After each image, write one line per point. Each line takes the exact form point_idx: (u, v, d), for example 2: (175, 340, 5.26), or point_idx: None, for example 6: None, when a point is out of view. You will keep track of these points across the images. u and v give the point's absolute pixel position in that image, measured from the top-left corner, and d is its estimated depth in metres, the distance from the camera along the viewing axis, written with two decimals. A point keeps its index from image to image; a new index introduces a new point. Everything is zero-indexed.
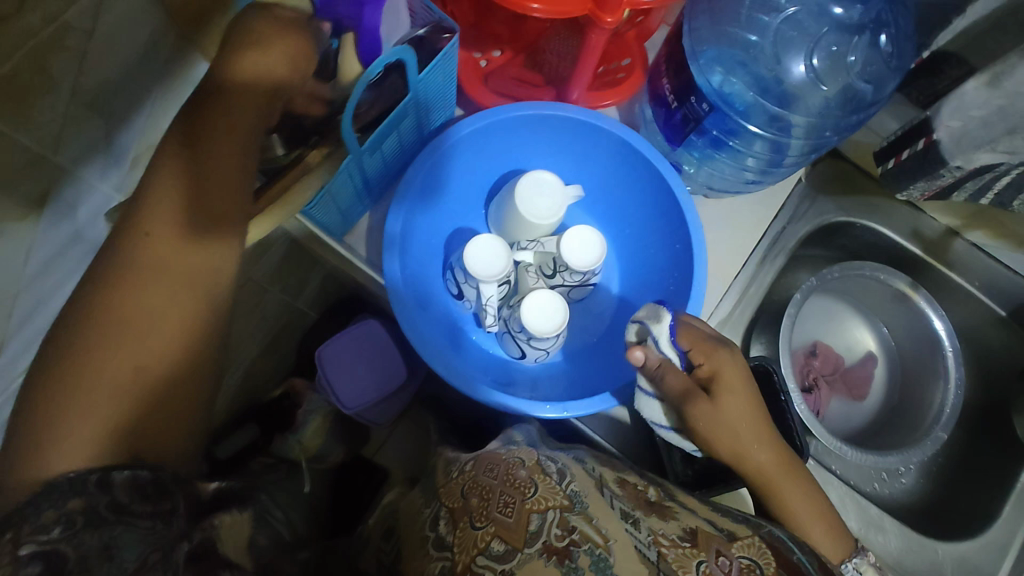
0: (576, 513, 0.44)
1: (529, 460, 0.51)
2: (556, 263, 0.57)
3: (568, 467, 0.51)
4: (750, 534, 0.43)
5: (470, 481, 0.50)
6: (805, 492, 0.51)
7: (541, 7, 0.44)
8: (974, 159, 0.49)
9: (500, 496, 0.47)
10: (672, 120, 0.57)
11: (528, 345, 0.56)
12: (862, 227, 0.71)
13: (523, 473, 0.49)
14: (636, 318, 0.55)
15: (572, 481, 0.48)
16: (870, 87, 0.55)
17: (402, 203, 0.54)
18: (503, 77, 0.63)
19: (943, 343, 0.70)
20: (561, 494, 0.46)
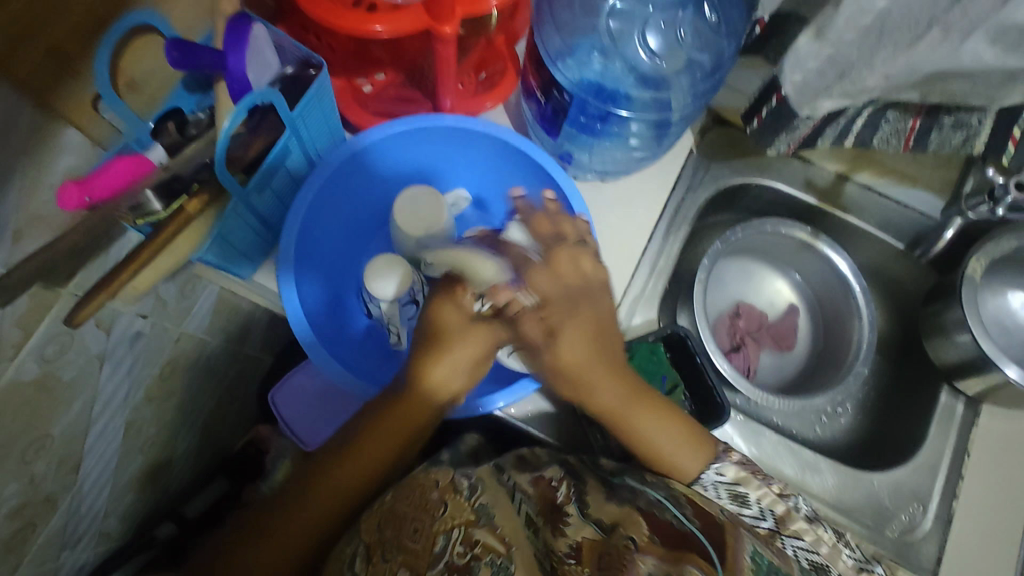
0: (480, 526, 0.47)
1: (441, 481, 0.51)
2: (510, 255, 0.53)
3: (483, 479, 0.53)
4: (630, 513, 0.50)
5: (384, 511, 0.49)
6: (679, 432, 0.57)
7: (384, 28, 0.47)
8: (818, 106, 0.52)
9: (410, 523, 0.48)
10: (545, 114, 0.59)
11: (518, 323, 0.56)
12: (757, 186, 0.74)
13: (435, 495, 0.50)
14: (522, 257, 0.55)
15: (481, 493, 0.51)
16: (706, 55, 0.58)
17: (292, 236, 0.55)
18: (384, 100, 0.65)
19: (850, 283, 0.73)
20: (467, 509, 0.49)
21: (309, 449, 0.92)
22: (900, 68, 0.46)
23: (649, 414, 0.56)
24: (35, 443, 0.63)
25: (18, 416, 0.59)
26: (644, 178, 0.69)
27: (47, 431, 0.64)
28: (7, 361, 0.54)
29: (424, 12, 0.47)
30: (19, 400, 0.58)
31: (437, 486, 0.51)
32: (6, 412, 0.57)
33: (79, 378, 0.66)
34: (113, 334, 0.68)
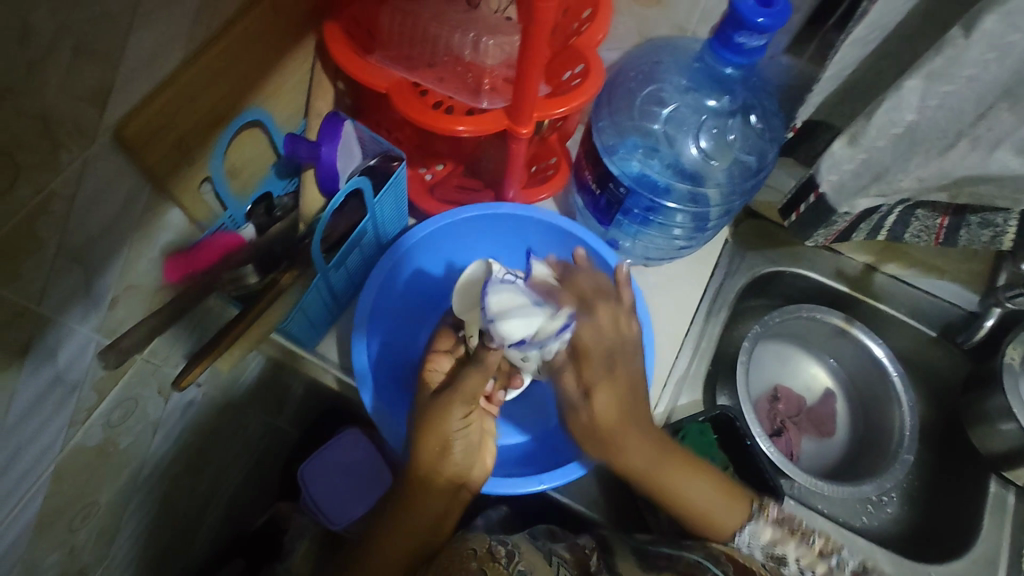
0: None
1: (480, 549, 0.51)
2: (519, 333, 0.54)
3: (514, 544, 0.53)
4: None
5: None
6: (690, 483, 0.57)
7: (467, 129, 0.53)
8: (856, 204, 0.57)
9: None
10: (599, 205, 0.64)
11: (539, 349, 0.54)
12: (790, 273, 0.78)
13: (473, 564, 0.49)
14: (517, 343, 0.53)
15: (519, 560, 0.52)
16: (752, 157, 0.63)
17: (364, 311, 0.58)
18: (447, 187, 0.72)
19: (887, 369, 0.75)
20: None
21: (337, 528, 0.89)
22: (932, 172, 0.52)
23: (677, 466, 0.57)
24: (82, 510, 0.63)
25: (76, 481, 0.60)
26: (686, 266, 0.73)
27: (95, 498, 0.64)
28: (78, 424, 0.56)
29: (504, 116, 0.53)
30: (80, 465, 0.59)
31: (476, 555, 0.50)
32: (65, 478, 0.58)
33: (134, 444, 0.67)
34: (170, 402, 0.69)
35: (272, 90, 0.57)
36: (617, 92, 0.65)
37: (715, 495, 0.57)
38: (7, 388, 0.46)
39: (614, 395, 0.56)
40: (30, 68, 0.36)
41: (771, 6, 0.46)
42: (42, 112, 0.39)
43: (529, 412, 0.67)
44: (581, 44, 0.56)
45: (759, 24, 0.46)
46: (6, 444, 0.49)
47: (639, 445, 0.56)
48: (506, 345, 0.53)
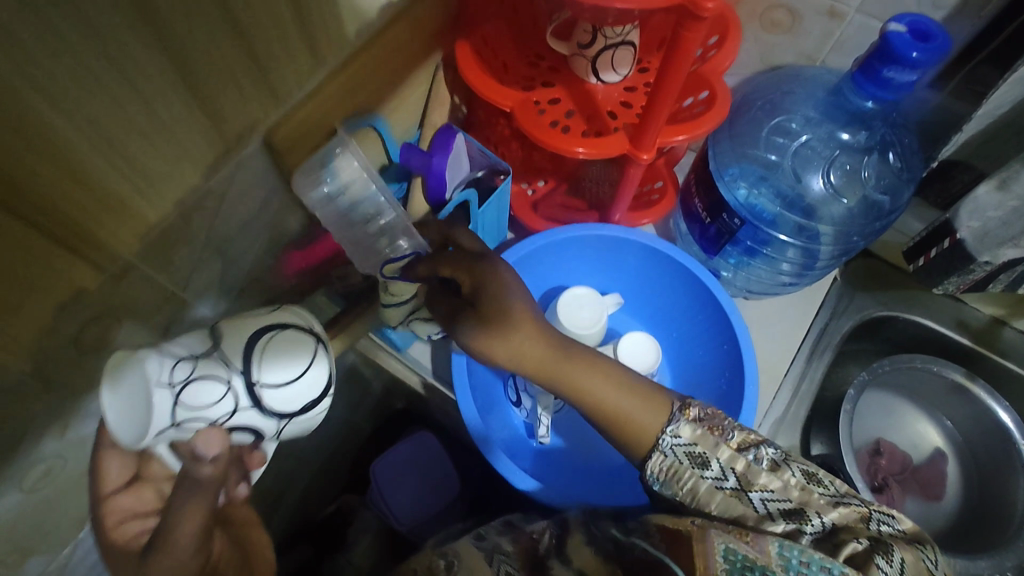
0: None
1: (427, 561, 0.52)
2: (240, 386, 0.39)
3: (460, 553, 0.53)
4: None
5: None
6: (592, 370, 0.51)
7: (586, 150, 0.53)
8: (1000, 254, 0.52)
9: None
10: (707, 234, 0.62)
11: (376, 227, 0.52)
12: (904, 319, 0.73)
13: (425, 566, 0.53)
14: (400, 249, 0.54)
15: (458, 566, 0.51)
16: (887, 198, 0.59)
17: None
18: (550, 204, 0.72)
19: (1013, 435, 0.68)
20: None
21: (403, 527, 0.88)
22: None
23: (572, 364, 0.51)
24: None
25: None
26: (789, 301, 0.70)
27: None
28: None
29: (625, 140, 0.53)
30: None
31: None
32: None
33: None
34: None
35: (397, 102, 0.60)
36: (739, 118, 0.63)
37: (633, 402, 0.48)
38: None
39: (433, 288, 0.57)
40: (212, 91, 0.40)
41: (928, 41, 0.43)
42: None
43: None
44: (706, 70, 0.55)
45: (912, 59, 0.43)
46: None
47: (597, 394, 0.50)
48: (215, 415, 0.39)
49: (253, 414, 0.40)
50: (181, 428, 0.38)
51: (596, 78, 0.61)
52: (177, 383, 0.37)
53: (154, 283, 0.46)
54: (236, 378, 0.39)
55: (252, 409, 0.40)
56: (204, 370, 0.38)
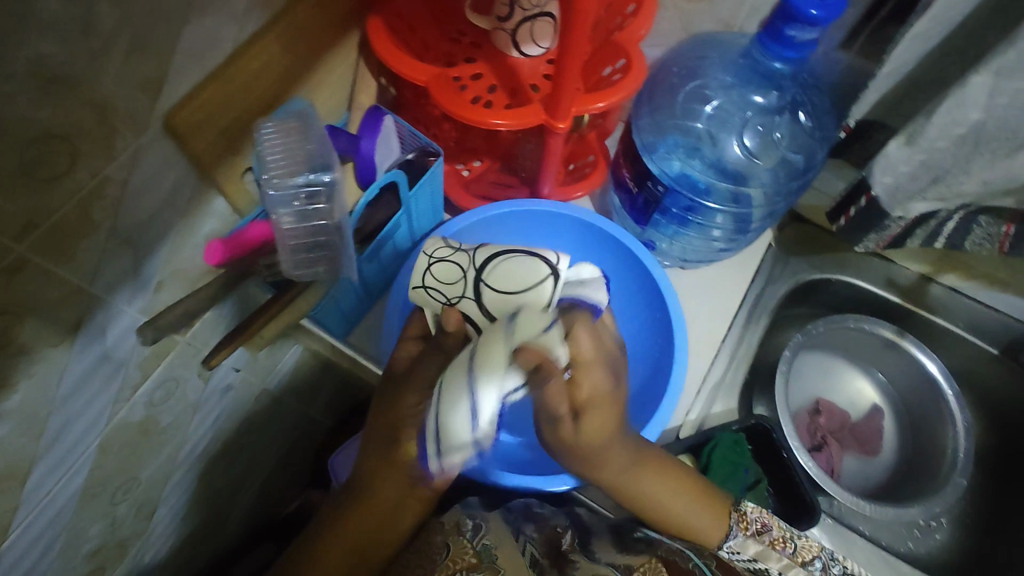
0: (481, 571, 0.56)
1: (450, 524, 0.60)
2: (466, 274, 0.51)
3: (488, 520, 0.61)
4: (646, 560, 0.59)
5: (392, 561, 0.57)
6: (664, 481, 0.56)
7: (504, 122, 0.52)
8: (911, 208, 0.54)
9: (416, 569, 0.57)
10: (636, 204, 0.63)
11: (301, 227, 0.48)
12: (837, 281, 0.75)
13: (440, 537, 0.59)
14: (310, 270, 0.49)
15: (485, 534, 0.59)
16: (800, 156, 0.61)
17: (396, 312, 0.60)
18: (483, 183, 0.72)
19: (941, 386, 0.71)
20: (469, 552, 0.57)
21: None
22: (999, 174, 0.48)
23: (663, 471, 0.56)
24: (123, 485, 0.66)
25: (119, 454, 0.62)
26: (725, 268, 0.71)
27: (135, 474, 0.67)
28: (123, 401, 0.59)
29: (542, 110, 0.52)
30: (123, 440, 0.62)
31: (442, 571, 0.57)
32: (109, 451, 0.61)
33: (175, 423, 0.69)
34: (210, 384, 0.71)
35: (317, 83, 0.59)
36: (658, 88, 0.62)
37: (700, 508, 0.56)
38: (58, 361, 0.49)
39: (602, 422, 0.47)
40: (94, 67, 0.38)
41: None
42: (103, 101, 0.40)
43: None
44: (623, 39, 0.56)
45: (810, 17, 0.44)
46: (56, 416, 0.52)
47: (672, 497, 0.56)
48: (454, 296, 0.50)
49: (473, 310, 0.49)
50: (420, 290, 0.52)
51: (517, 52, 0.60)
52: (437, 259, 0.52)
53: (56, 276, 0.44)
54: (473, 271, 0.51)
55: (473, 298, 0.49)
56: (455, 259, 0.52)
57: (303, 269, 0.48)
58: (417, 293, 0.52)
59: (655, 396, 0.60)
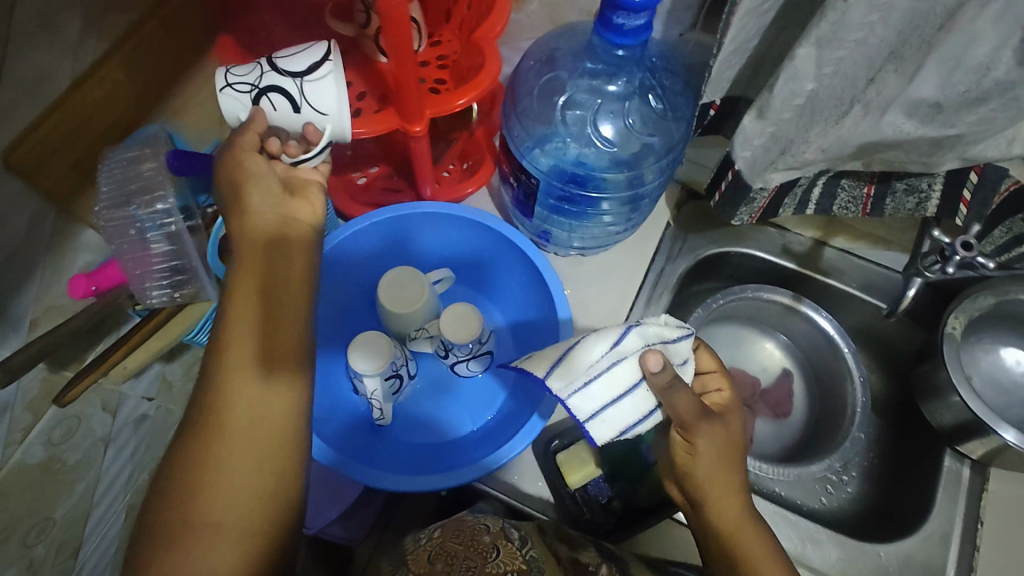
0: None
1: (494, 527, 0.51)
2: (301, 99, 0.49)
3: (529, 535, 0.52)
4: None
5: (435, 547, 0.48)
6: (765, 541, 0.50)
7: (364, 131, 0.54)
8: (769, 178, 0.55)
9: (463, 560, 0.46)
10: (519, 197, 0.64)
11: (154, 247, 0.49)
12: (736, 254, 0.76)
13: (486, 538, 0.49)
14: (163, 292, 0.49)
15: (531, 546, 0.50)
16: (657, 138, 0.61)
17: None
18: (374, 191, 0.72)
19: (838, 345, 0.73)
20: (519, 557, 0.47)
21: None
22: (832, 141, 0.49)
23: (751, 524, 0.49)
24: (36, 527, 0.64)
25: (21, 497, 0.61)
26: (623, 250, 0.72)
27: (49, 514, 0.65)
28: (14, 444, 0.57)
29: (396, 115, 0.54)
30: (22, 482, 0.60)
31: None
32: (9, 495, 0.59)
33: (84, 459, 0.67)
34: (118, 416, 0.70)
35: (178, 107, 0.58)
36: (520, 84, 0.63)
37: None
38: None
39: (715, 442, 0.47)
40: None
41: None
42: None
43: (461, 407, 0.68)
44: (480, 36, 0.56)
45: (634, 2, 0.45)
46: None
47: (753, 547, 0.49)
48: (303, 112, 0.50)
49: (315, 116, 0.50)
50: (228, 90, 0.49)
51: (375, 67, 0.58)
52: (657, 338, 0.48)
53: None
54: (255, 85, 0.49)
55: (290, 79, 0.49)
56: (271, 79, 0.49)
57: (155, 292, 0.49)
58: (224, 94, 0.49)
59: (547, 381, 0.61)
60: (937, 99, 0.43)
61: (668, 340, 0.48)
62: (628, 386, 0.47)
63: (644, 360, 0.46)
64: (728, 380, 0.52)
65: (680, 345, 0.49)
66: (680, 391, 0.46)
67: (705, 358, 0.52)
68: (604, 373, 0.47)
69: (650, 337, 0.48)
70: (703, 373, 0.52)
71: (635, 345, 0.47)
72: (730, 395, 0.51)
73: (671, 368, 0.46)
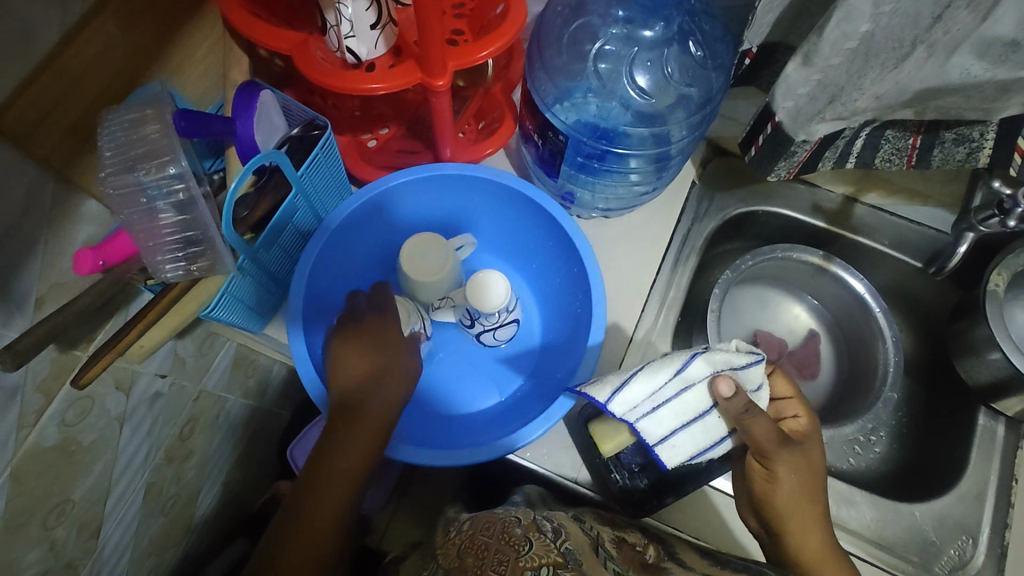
0: (568, 568, 0.41)
1: (525, 518, 0.48)
2: None
3: (564, 525, 0.48)
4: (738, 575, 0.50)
5: (466, 542, 0.47)
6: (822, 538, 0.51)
7: (380, 86, 0.50)
8: (813, 130, 0.52)
9: (493, 556, 0.44)
10: (543, 156, 0.61)
11: (162, 206, 0.45)
12: (764, 213, 0.73)
13: (518, 530, 0.46)
14: (176, 263, 0.46)
15: (566, 539, 0.46)
16: (695, 89, 0.58)
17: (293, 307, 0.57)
18: (388, 153, 0.68)
19: (870, 305, 0.71)
20: (553, 550, 0.43)
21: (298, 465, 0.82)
22: (889, 87, 0.46)
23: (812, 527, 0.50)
24: (55, 509, 0.61)
25: (40, 480, 0.58)
26: (650, 211, 0.69)
27: (67, 496, 0.63)
28: (29, 426, 0.54)
29: (416, 69, 0.50)
30: (40, 466, 0.57)
31: None
32: (29, 478, 0.57)
33: (99, 440, 0.65)
34: (132, 395, 0.68)
35: (177, 66, 0.54)
36: (546, 35, 0.60)
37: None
38: None
39: (795, 469, 0.50)
40: None
41: None
42: None
43: (486, 376, 0.66)
44: None
45: None
46: None
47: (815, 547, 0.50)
48: None
49: None
50: None
51: (388, 18, 0.53)
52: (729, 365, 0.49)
53: None
54: None
55: None
56: None
57: (169, 266, 0.46)
58: None
59: (579, 347, 0.59)
60: (1014, 37, 0.39)
61: (738, 367, 0.49)
62: (700, 411, 0.48)
63: (715, 386, 0.47)
64: (804, 406, 0.54)
65: (751, 371, 0.49)
66: (753, 419, 0.48)
67: (780, 385, 0.55)
68: (672, 400, 0.48)
69: (718, 363, 0.48)
70: (778, 400, 0.55)
71: (703, 372, 0.48)
72: (808, 421, 0.53)
73: (743, 395, 0.47)
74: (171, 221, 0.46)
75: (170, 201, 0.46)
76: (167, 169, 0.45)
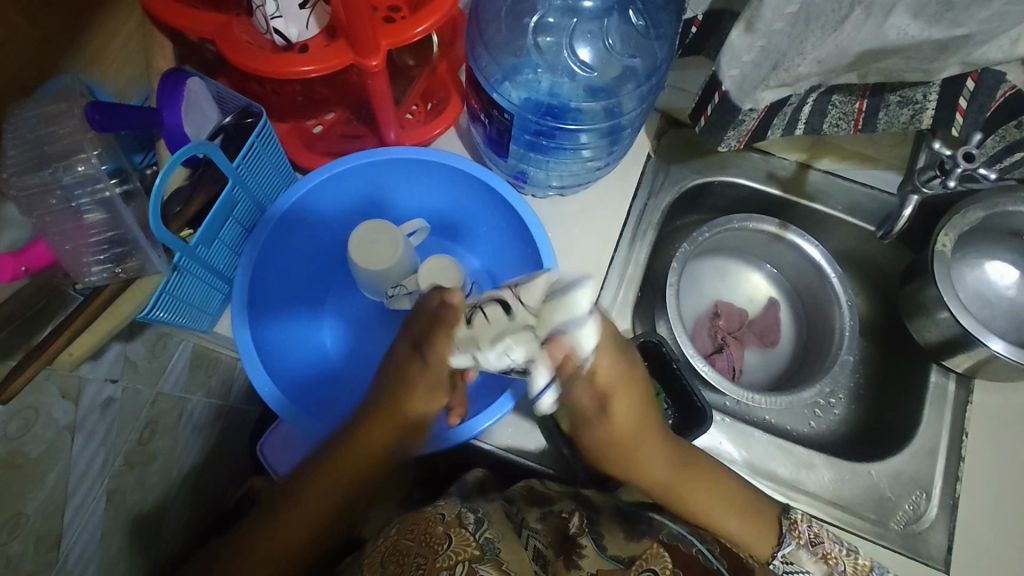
0: (485, 562, 0.44)
1: (449, 513, 0.47)
2: None
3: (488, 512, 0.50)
4: (648, 545, 0.48)
5: (390, 547, 0.46)
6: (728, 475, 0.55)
7: (312, 68, 0.47)
8: (759, 98, 0.51)
9: (413, 559, 0.44)
10: (491, 135, 0.59)
11: (85, 207, 0.44)
12: (719, 183, 0.73)
13: (440, 527, 0.46)
14: (100, 263, 0.44)
15: (487, 527, 0.48)
16: (639, 59, 0.58)
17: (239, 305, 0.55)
18: (332, 139, 0.66)
19: (825, 270, 0.71)
20: (472, 543, 0.45)
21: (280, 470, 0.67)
22: (830, 51, 0.45)
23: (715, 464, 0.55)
24: (8, 524, 0.59)
25: None
26: (606, 186, 0.68)
27: (20, 510, 0.60)
28: None
29: (348, 48, 0.48)
30: None
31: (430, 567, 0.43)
32: None
33: (49, 451, 0.62)
34: (81, 403, 0.66)
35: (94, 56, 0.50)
36: (485, 14, 0.59)
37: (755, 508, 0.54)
38: None
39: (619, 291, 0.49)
40: None
41: None
42: None
43: None
44: None
45: None
46: None
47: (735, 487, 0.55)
48: None
49: None
50: None
51: None
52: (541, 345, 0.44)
53: None
54: None
55: None
56: None
57: (94, 268, 0.44)
58: None
59: None
60: None
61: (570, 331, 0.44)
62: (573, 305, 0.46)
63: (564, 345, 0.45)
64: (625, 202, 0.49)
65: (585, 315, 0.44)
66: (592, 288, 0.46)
67: None
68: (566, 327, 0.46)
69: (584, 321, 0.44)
70: None
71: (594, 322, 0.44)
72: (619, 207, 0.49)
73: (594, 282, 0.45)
74: (92, 220, 0.44)
75: (91, 202, 0.44)
76: (80, 167, 0.43)
